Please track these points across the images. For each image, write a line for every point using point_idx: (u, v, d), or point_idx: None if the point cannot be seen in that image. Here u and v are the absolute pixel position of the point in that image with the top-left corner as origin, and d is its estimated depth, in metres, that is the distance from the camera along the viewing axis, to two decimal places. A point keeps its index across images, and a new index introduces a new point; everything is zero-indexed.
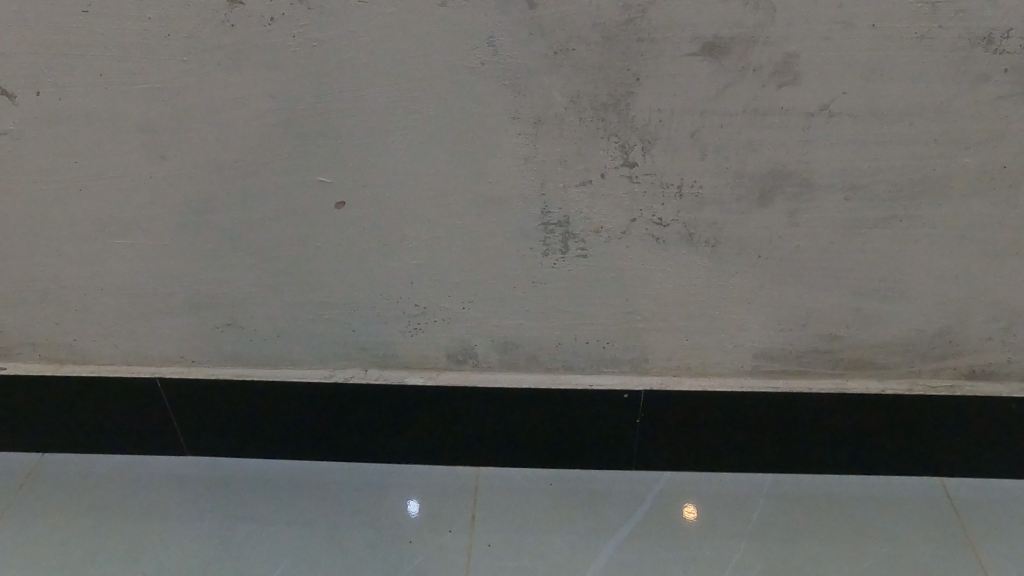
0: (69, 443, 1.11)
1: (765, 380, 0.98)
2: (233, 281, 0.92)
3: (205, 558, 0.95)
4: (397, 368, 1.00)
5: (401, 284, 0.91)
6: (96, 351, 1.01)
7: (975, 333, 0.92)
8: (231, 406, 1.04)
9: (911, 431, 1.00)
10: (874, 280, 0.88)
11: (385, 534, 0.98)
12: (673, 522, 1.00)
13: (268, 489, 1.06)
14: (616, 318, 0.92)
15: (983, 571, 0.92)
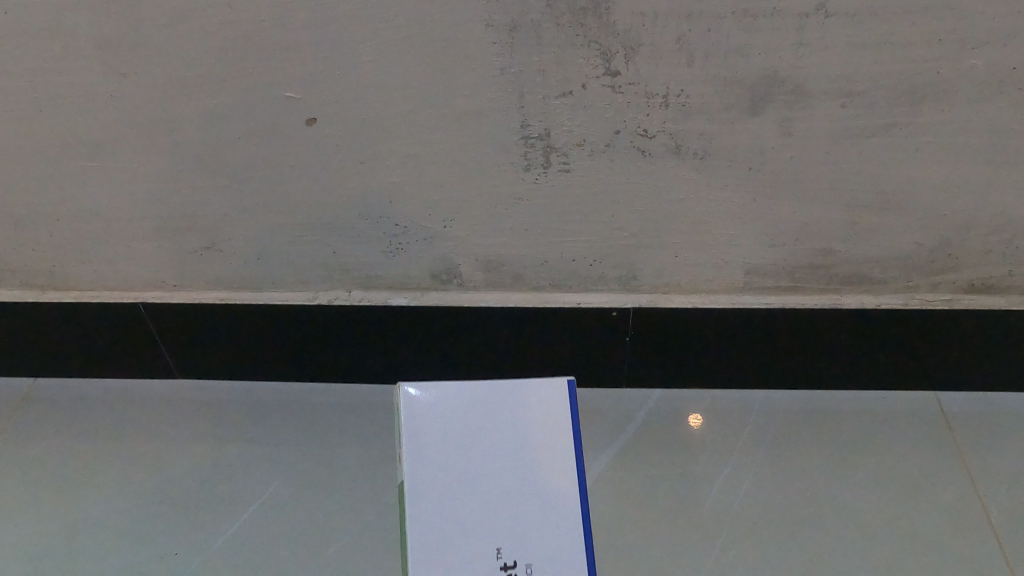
0: (58, 370, 1.11)
1: (757, 297, 0.96)
2: (209, 203, 0.90)
3: (196, 480, 0.99)
4: (382, 289, 0.98)
5: (380, 203, 0.88)
6: (76, 277, 1.00)
7: (976, 246, 0.89)
8: (215, 330, 1.03)
9: (907, 348, 0.99)
10: (871, 192, 0.84)
11: (373, 454, 1.00)
12: (662, 439, 1.00)
13: (259, 411, 1.06)
14: (602, 235, 0.90)
15: (971, 484, 0.94)
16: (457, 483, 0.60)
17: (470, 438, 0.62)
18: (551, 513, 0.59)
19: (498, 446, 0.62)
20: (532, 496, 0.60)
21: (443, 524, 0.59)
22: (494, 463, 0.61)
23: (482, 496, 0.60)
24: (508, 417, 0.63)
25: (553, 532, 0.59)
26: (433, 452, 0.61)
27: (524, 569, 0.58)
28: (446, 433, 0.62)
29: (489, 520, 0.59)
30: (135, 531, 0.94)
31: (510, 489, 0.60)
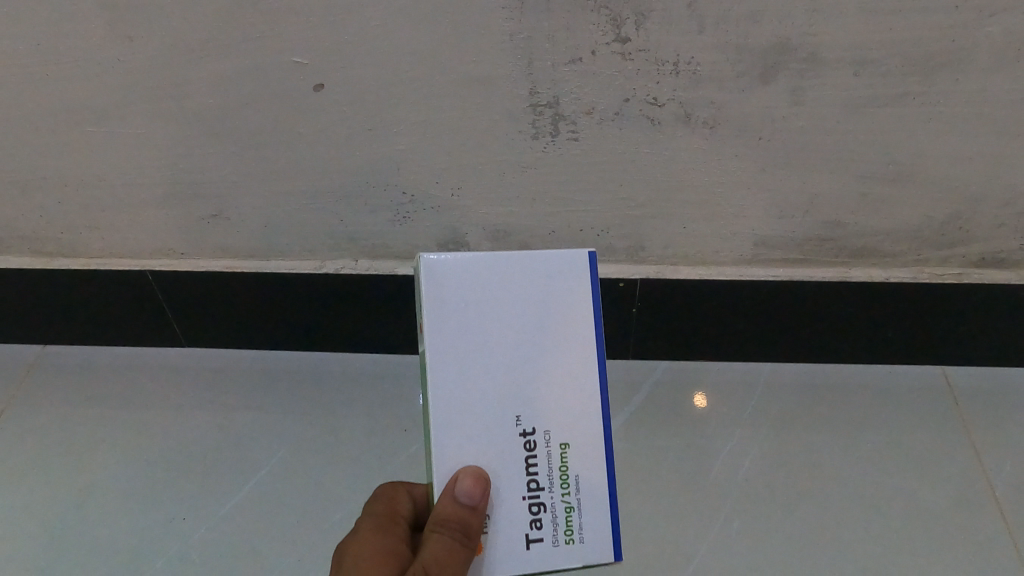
0: (69, 336, 1.12)
1: (765, 269, 0.95)
2: (216, 171, 0.90)
3: (204, 447, 1.00)
4: (389, 259, 0.98)
5: (388, 171, 0.87)
6: (84, 244, 1.00)
7: (989, 220, 0.88)
8: (224, 299, 1.03)
9: (915, 322, 0.98)
10: (883, 164, 0.83)
11: (380, 422, 1.01)
12: (667, 410, 1.01)
13: (267, 379, 1.07)
14: (610, 204, 0.89)
15: (977, 458, 0.94)
16: (477, 358, 0.57)
17: (487, 311, 0.58)
18: (571, 385, 0.58)
19: (518, 321, 0.58)
20: (553, 369, 0.58)
21: (465, 397, 0.56)
22: (515, 338, 0.58)
23: (502, 370, 0.57)
24: (528, 289, 0.58)
25: (572, 404, 0.57)
26: (452, 326, 0.57)
27: (543, 438, 0.57)
28: (465, 307, 0.58)
29: (510, 392, 0.57)
30: (144, 496, 0.95)
31: (529, 364, 0.58)
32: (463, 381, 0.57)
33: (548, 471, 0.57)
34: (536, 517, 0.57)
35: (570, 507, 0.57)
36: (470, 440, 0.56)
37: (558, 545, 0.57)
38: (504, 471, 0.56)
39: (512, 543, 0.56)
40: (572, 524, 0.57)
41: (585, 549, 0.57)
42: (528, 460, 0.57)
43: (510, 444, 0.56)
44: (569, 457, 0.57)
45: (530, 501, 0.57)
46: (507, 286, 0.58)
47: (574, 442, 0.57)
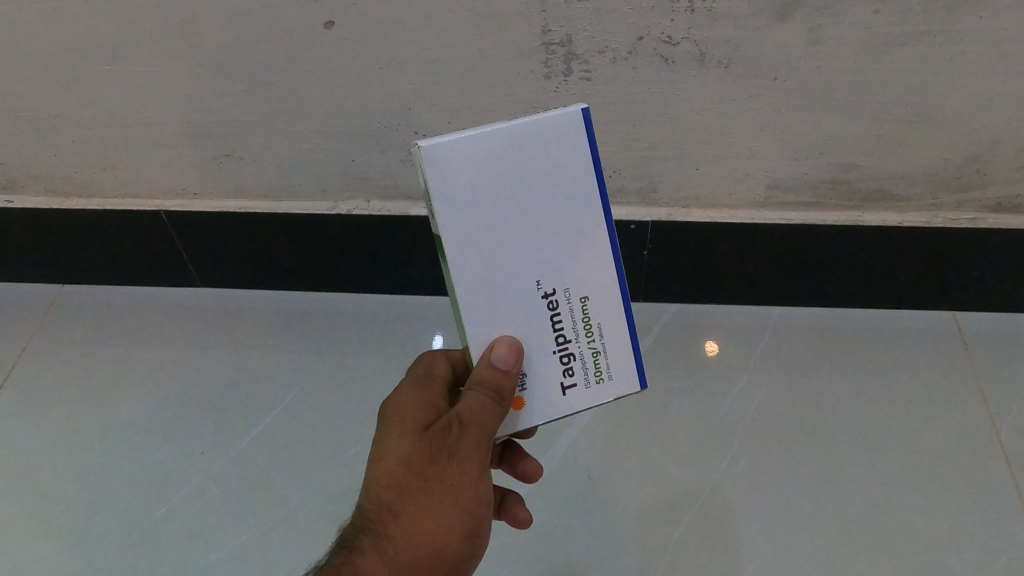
0: (86, 276, 1.14)
1: (778, 212, 0.95)
2: (227, 110, 0.89)
3: (221, 384, 1.02)
4: (401, 200, 0.99)
5: (399, 111, 0.87)
6: (99, 184, 1.01)
7: (1006, 162, 0.87)
8: (238, 240, 1.04)
9: (927, 267, 0.98)
10: (901, 105, 0.82)
11: (392, 362, 1.03)
12: (676, 352, 1.02)
13: (282, 319, 1.09)
14: (623, 146, 0.89)
15: (983, 402, 0.94)
16: (491, 240, 0.54)
17: (491, 184, 0.53)
18: (586, 244, 0.55)
19: (526, 192, 0.53)
20: (570, 231, 0.55)
21: (486, 277, 0.55)
22: (526, 213, 0.54)
23: (514, 241, 0.54)
24: (531, 155, 0.53)
25: (591, 259, 0.56)
26: (461, 212, 0.53)
27: (564, 295, 0.56)
28: (471, 188, 0.53)
29: (526, 260, 0.55)
30: (165, 431, 0.98)
31: (542, 231, 0.54)
32: (482, 264, 0.54)
33: (572, 324, 0.57)
34: (568, 364, 0.58)
35: (597, 349, 0.58)
36: (496, 317, 0.56)
37: (592, 384, 0.58)
38: (531, 334, 0.56)
39: (547, 393, 0.58)
40: (600, 364, 0.58)
41: (616, 384, 0.59)
42: (552, 319, 0.56)
43: (533, 308, 0.56)
44: (591, 308, 0.57)
45: (560, 353, 0.57)
46: (511, 154, 0.53)
47: (594, 293, 0.56)
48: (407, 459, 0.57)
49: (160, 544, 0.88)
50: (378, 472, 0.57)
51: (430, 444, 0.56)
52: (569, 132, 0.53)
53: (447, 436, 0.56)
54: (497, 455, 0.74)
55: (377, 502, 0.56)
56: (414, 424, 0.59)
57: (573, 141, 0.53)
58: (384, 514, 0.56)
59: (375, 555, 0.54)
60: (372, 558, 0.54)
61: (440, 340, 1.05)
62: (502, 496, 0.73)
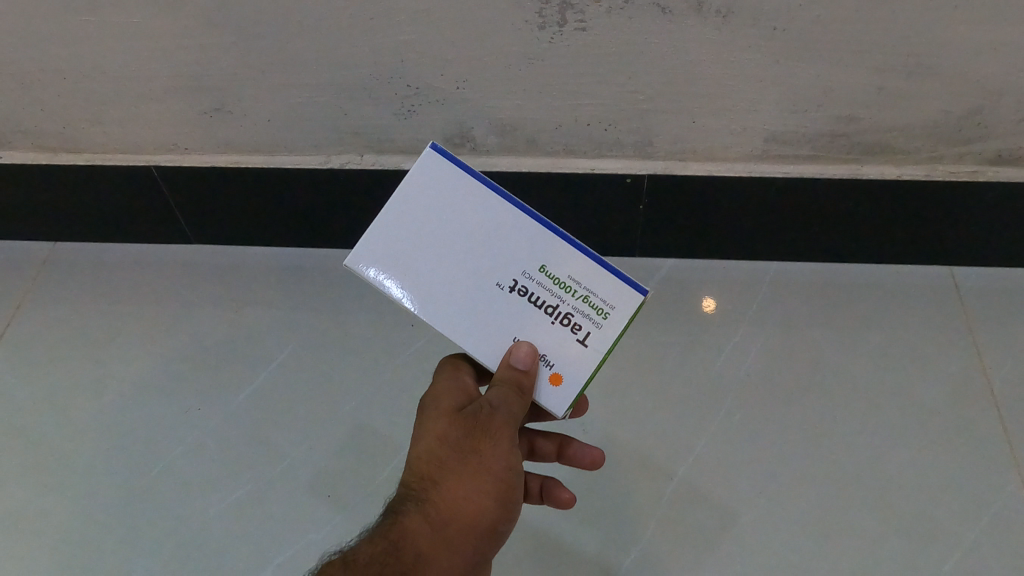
0: (77, 233, 1.13)
1: (776, 166, 0.94)
2: (215, 63, 0.88)
3: (217, 341, 1.02)
4: (394, 153, 0.98)
5: (391, 62, 0.85)
6: (87, 139, 1.00)
7: (1007, 114, 0.86)
8: (230, 195, 1.03)
9: (925, 221, 0.97)
10: (902, 55, 0.80)
11: (388, 317, 1.03)
12: (672, 307, 1.01)
13: (276, 276, 1.08)
14: (619, 98, 0.87)
15: (978, 356, 0.95)
16: (437, 287, 0.59)
17: (412, 244, 0.59)
18: (508, 230, 0.59)
19: (438, 230, 0.59)
20: (491, 230, 0.59)
21: (454, 313, 0.59)
22: (450, 248, 0.59)
23: (456, 273, 0.59)
24: (423, 192, 0.60)
25: (523, 238, 0.58)
26: (403, 276, 0.59)
27: (524, 277, 0.58)
28: (400, 260, 0.59)
29: (477, 281, 0.59)
30: (162, 387, 0.98)
31: (470, 251, 0.59)
32: (444, 300, 0.59)
33: (548, 292, 0.58)
34: (572, 322, 0.58)
35: (586, 292, 0.58)
36: (480, 333, 0.59)
37: (605, 322, 0.58)
38: (532, 325, 0.59)
39: (567, 358, 0.59)
40: (597, 303, 0.58)
41: (623, 307, 0.57)
42: (534, 303, 0.58)
43: (513, 307, 0.59)
44: (554, 270, 0.58)
45: (558, 321, 0.58)
46: (406, 202, 0.60)
47: (545, 258, 0.58)
48: (444, 435, 0.60)
49: (160, 500, 0.89)
50: (418, 448, 0.60)
51: (464, 423, 0.59)
52: (434, 168, 0.60)
53: (481, 415, 0.59)
54: (556, 451, 0.75)
55: (418, 473, 0.59)
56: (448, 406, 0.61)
57: (441, 172, 0.60)
58: (425, 484, 0.59)
59: (418, 518, 0.57)
60: (414, 520, 0.57)
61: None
62: (542, 484, 0.73)
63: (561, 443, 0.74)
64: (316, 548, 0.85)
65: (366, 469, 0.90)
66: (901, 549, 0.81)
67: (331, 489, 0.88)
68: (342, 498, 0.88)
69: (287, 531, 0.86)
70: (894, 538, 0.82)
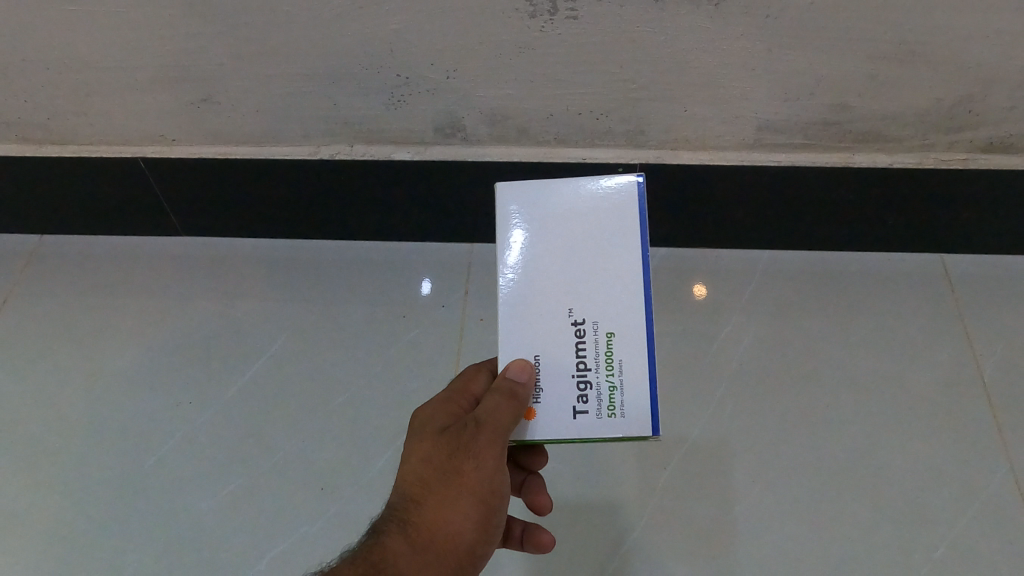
0: (64, 226, 1.12)
1: (768, 155, 0.94)
2: (201, 53, 0.86)
3: (207, 333, 1.01)
4: (384, 144, 0.97)
5: (380, 51, 0.84)
6: (73, 130, 0.98)
7: (999, 102, 0.86)
8: (218, 186, 1.02)
9: (917, 210, 0.97)
10: (894, 43, 0.80)
11: (380, 309, 1.02)
12: (664, 296, 1.01)
13: (266, 267, 1.08)
14: (611, 87, 0.87)
15: (968, 343, 0.95)
16: (536, 266, 0.60)
17: (548, 225, 0.61)
18: (618, 284, 0.58)
19: (576, 234, 0.60)
20: (608, 270, 0.59)
21: (526, 297, 0.59)
22: (574, 253, 0.60)
23: (557, 271, 0.59)
24: (590, 200, 0.61)
25: (623, 300, 0.58)
26: (519, 232, 0.61)
27: (592, 328, 0.58)
28: (532, 222, 0.61)
29: (563, 293, 0.59)
30: (152, 381, 0.97)
31: (582, 270, 0.59)
32: (532, 280, 0.60)
33: (595, 356, 0.58)
34: (583, 391, 0.58)
35: (613, 382, 0.57)
36: (528, 329, 0.59)
37: (601, 418, 0.57)
38: (555, 359, 0.58)
39: (561, 411, 0.57)
40: (614, 400, 0.57)
41: (628, 426, 0.57)
42: (575, 347, 0.58)
43: (562, 334, 0.58)
44: (616, 345, 0.57)
45: (578, 379, 0.58)
46: (573, 198, 0.61)
47: (621, 330, 0.58)
48: (430, 456, 0.59)
49: (152, 494, 0.88)
50: (403, 470, 0.60)
51: (450, 442, 0.59)
52: (624, 199, 0.61)
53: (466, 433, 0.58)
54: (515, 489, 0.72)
55: (402, 494, 0.59)
56: (435, 428, 0.61)
57: (626, 208, 0.60)
58: (408, 504, 0.58)
59: (401, 538, 0.57)
60: (396, 541, 0.56)
61: (429, 287, 1.04)
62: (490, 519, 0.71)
63: (523, 483, 0.72)
64: (310, 540, 0.84)
65: (359, 461, 0.89)
66: (894, 535, 0.81)
67: (324, 482, 0.88)
68: (335, 490, 0.88)
69: (281, 524, 0.86)
70: (887, 525, 0.82)
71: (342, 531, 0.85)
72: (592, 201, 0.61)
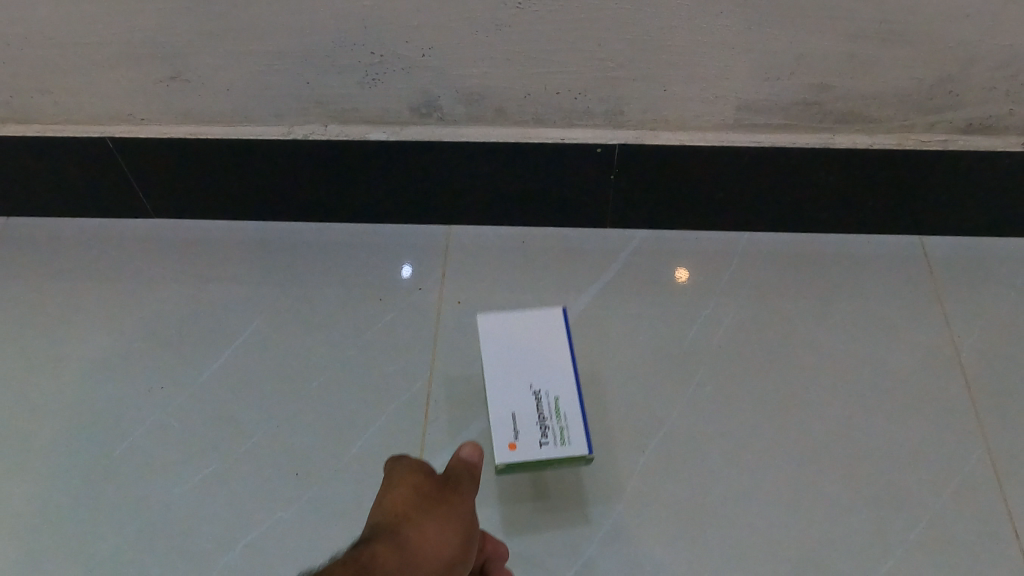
0: (30, 208, 1.09)
1: (747, 136, 0.93)
2: (168, 29, 0.84)
3: (179, 317, 0.99)
4: (359, 124, 0.95)
5: (353, 28, 0.82)
6: (37, 109, 0.96)
7: (979, 82, 0.85)
8: (189, 168, 1.00)
9: (896, 191, 0.97)
10: (874, 22, 0.79)
11: (355, 292, 1.01)
12: (643, 280, 1.00)
13: (240, 250, 1.06)
14: (588, 66, 0.85)
15: (946, 325, 0.95)
16: (504, 355, 0.79)
17: (509, 339, 0.80)
18: (563, 378, 0.78)
19: (529, 351, 0.80)
20: (550, 367, 0.79)
21: (498, 366, 0.79)
22: (527, 359, 0.79)
23: (516, 368, 0.78)
24: (536, 335, 0.81)
25: (563, 371, 0.78)
26: (490, 331, 0.81)
27: (547, 394, 0.77)
28: (500, 322, 0.82)
29: (523, 369, 0.78)
30: (122, 366, 0.95)
31: (532, 362, 0.79)
32: (501, 351, 0.80)
33: (549, 412, 0.76)
34: (543, 431, 0.75)
35: (563, 420, 0.75)
36: (502, 386, 0.77)
37: (556, 446, 0.74)
38: (522, 405, 0.76)
39: (527, 446, 0.74)
40: (563, 431, 0.75)
41: (573, 449, 0.74)
42: (535, 409, 0.76)
43: (525, 394, 0.77)
44: (562, 403, 0.76)
45: (540, 424, 0.75)
46: (524, 330, 0.81)
47: (565, 394, 0.76)
48: (422, 494, 0.62)
49: (123, 481, 0.87)
50: (397, 495, 0.62)
51: (443, 506, 0.62)
52: (558, 334, 0.81)
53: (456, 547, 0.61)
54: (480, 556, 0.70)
55: (393, 513, 0.60)
56: (427, 484, 0.64)
57: (560, 337, 0.81)
58: (399, 521, 0.59)
59: (389, 546, 0.56)
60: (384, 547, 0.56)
61: (408, 271, 1.02)
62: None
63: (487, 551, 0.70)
64: (284, 527, 0.83)
65: (334, 446, 0.88)
66: (871, 516, 0.82)
67: (298, 467, 0.87)
68: (310, 476, 0.86)
69: (255, 510, 0.84)
70: (865, 506, 0.82)
71: (317, 517, 0.83)
72: (537, 330, 0.81)
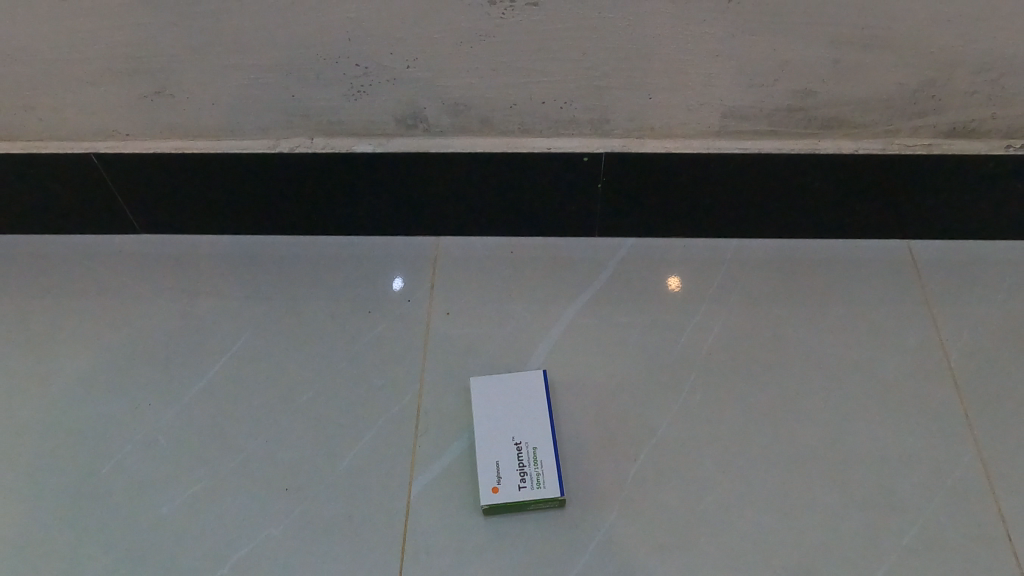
0: (15, 225, 1.08)
1: (733, 142, 0.93)
2: (154, 43, 0.84)
3: (166, 333, 0.99)
4: (345, 136, 0.95)
5: (338, 40, 0.83)
6: (22, 125, 0.96)
7: (961, 86, 0.86)
8: (175, 183, 1.00)
9: (882, 196, 0.97)
10: (856, 27, 0.80)
11: (344, 305, 1.00)
12: (632, 288, 1.00)
13: (227, 264, 1.05)
14: (574, 75, 0.86)
15: (935, 329, 0.95)
16: (490, 414, 0.87)
17: (497, 390, 0.89)
18: (541, 432, 0.86)
19: (514, 385, 0.90)
20: (531, 422, 0.86)
21: (485, 411, 0.88)
22: (510, 408, 0.88)
23: (501, 414, 0.87)
24: (521, 384, 0.89)
25: (542, 428, 0.86)
26: (479, 393, 0.89)
27: (526, 446, 0.85)
28: (489, 382, 0.90)
29: (507, 426, 0.86)
30: (109, 383, 0.95)
31: (515, 423, 0.87)
32: (489, 407, 0.88)
33: (528, 461, 0.84)
34: (522, 475, 0.83)
35: (540, 467, 0.83)
36: (489, 417, 0.87)
37: (533, 488, 0.82)
38: (506, 445, 0.85)
39: (508, 475, 0.83)
40: (540, 465, 0.83)
41: (547, 490, 0.82)
42: (516, 456, 0.84)
43: (508, 440, 0.85)
44: (540, 451, 0.84)
45: (519, 470, 0.83)
46: (510, 381, 0.90)
47: (543, 444, 0.84)
48: None
49: (111, 499, 0.86)
50: None
51: None
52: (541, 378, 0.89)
53: None
54: None
55: None
56: None
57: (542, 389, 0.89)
58: None
59: None
60: None
61: (400, 284, 1.02)
62: None
63: None
64: (274, 542, 0.82)
65: (324, 460, 0.87)
66: (864, 522, 0.81)
67: (288, 482, 0.86)
68: (300, 491, 0.86)
69: (244, 526, 0.83)
70: (857, 511, 0.82)
71: (306, 532, 0.83)
72: (520, 382, 0.89)
